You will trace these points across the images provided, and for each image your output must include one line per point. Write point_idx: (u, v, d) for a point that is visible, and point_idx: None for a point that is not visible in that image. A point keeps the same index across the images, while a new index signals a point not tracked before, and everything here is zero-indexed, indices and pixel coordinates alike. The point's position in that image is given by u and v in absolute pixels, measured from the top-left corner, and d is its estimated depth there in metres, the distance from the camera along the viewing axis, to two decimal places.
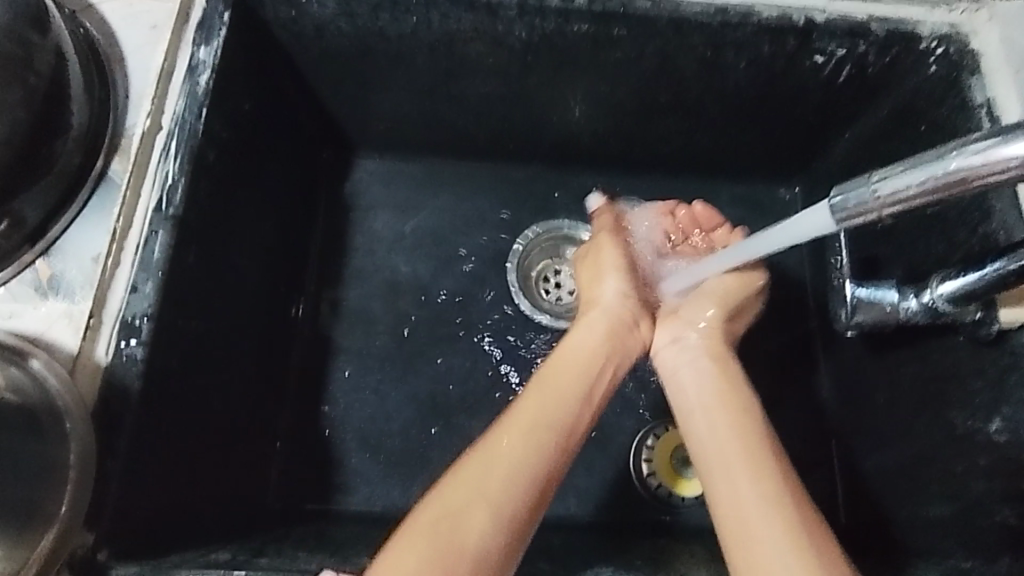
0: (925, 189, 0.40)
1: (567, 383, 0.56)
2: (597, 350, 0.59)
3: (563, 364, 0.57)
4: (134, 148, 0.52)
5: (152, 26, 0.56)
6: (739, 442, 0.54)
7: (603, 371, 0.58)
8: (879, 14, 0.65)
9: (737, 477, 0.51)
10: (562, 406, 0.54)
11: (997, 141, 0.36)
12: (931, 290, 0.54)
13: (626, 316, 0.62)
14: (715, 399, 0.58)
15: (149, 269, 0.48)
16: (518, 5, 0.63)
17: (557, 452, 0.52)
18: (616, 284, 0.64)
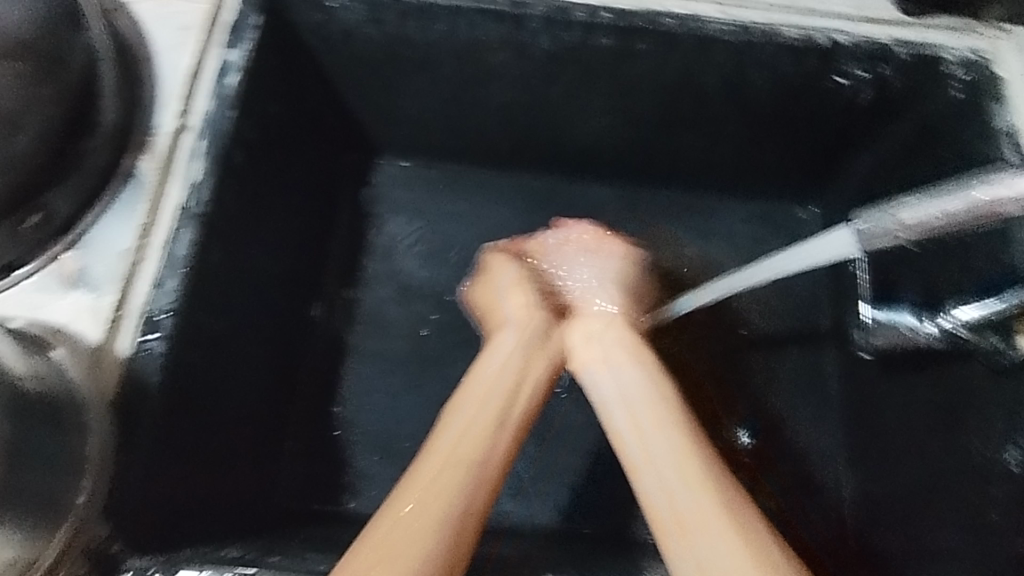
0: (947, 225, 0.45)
1: (482, 409, 0.49)
2: (507, 370, 0.53)
3: (475, 389, 0.51)
4: (162, 147, 0.54)
5: (184, 28, 0.58)
6: (665, 421, 0.50)
7: (522, 386, 0.52)
8: (903, 38, 0.65)
9: (660, 447, 0.48)
10: (478, 435, 0.48)
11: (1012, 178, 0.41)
12: (939, 313, 0.63)
13: (529, 327, 0.59)
14: (637, 394, 0.52)
15: (174, 266, 0.50)
16: (543, 17, 0.64)
17: (482, 485, 0.45)
18: (517, 302, 0.62)
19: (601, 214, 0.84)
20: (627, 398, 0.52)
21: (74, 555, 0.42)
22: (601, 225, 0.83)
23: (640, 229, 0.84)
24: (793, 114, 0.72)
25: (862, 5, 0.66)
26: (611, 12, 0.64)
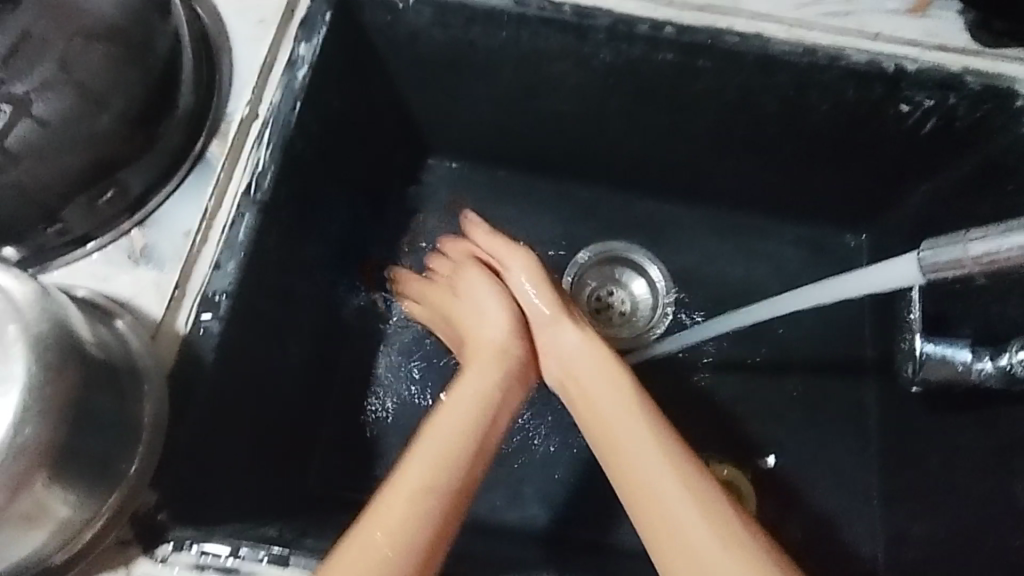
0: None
1: (452, 440, 0.51)
2: (471, 402, 0.54)
3: (447, 421, 0.52)
4: (232, 133, 0.55)
5: (260, 19, 0.59)
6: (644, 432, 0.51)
7: (494, 417, 0.54)
8: (975, 68, 0.64)
9: (629, 447, 0.50)
10: (446, 469, 0.49)
11: None
12: (1011, 354, 0.56)
13: (496, 352, 0.57)
14: (615, 405, 0.53)
15: (233, 249, 0.51)
16: (607, 29, 0.65)
17: (448, 517, 0.47)
18: (499, 319, 0.59)
19: (646, 227, 0.84)
20: (597, 402, 0.54)
21: (125, 518, 0.44)
22: (646, 239, 0.84)
23: (684, 244, 0.84)
24: (852, 140, 0.71)
25: (935, 31, 0.65)
26: (675, 26, 0.64)
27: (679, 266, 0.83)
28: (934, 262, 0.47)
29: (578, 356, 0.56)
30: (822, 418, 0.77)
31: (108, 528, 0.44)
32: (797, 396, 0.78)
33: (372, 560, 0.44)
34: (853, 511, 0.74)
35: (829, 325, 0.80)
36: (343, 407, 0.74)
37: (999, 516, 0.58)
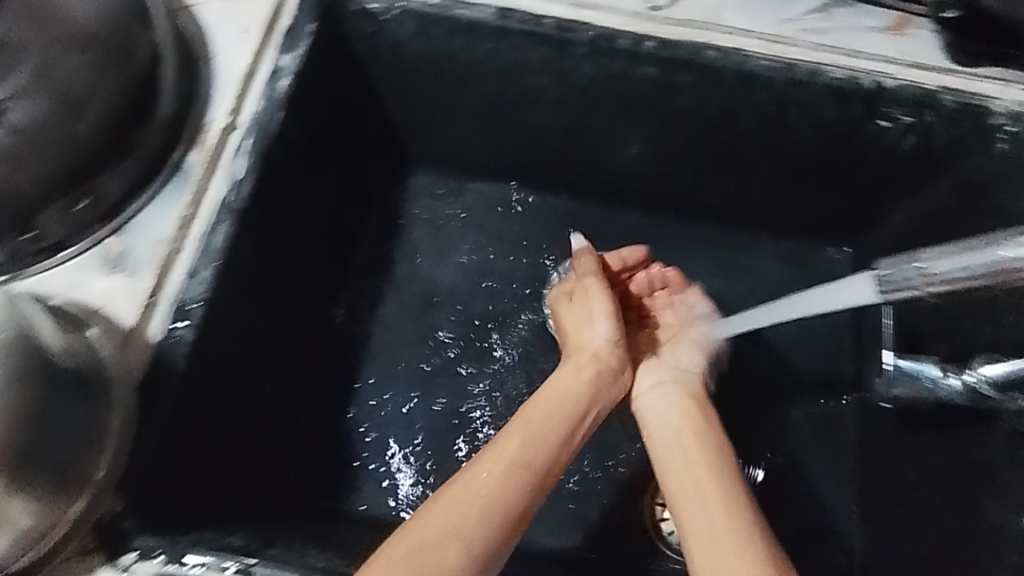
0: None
1: (549, 421, 0.56)
2: (578, 391, 0.60)
3: (547, 404, 0.58)
4: (210, 141, 0.55)
5: (244, 29, 0.60)
6: (710, 468, 0.56)
7: (586, 414, 0.59)
8: (951, 86, 0.65)
9: (694, 477, 0.55)
10: (541, 444, 0.54)
11: None
12: (975, 371, 0.55)
13: (608, 360, 0.64)
14: (692, 444, 0.59)
15: (209, 256, 0.52)
16: (588, 44, 0.65)
17: (534, 486, 0.51)
18: (605, 328, 0.66)
19: (628, 239, 0.84)
20: (676, 448, 0.59)
21: (87, 527, 0.44)
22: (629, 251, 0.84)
23: (666, 256, 0.84)
24: (832, 156, 0.72)
25: (911, 49, 0.66)
26: (656, 41, 0.65)
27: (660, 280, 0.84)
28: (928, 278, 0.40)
29: (671, 398, 0.64)
30: (802, 432, 0.77)
31: (70, 537, 0.43)
32: (776, 409, 0.78)
33: (477, 491, 0.49)
34: (834, 527, 0.73)
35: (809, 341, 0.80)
36: (321, 415, 0.74)
37: (973, 532, 0.58)
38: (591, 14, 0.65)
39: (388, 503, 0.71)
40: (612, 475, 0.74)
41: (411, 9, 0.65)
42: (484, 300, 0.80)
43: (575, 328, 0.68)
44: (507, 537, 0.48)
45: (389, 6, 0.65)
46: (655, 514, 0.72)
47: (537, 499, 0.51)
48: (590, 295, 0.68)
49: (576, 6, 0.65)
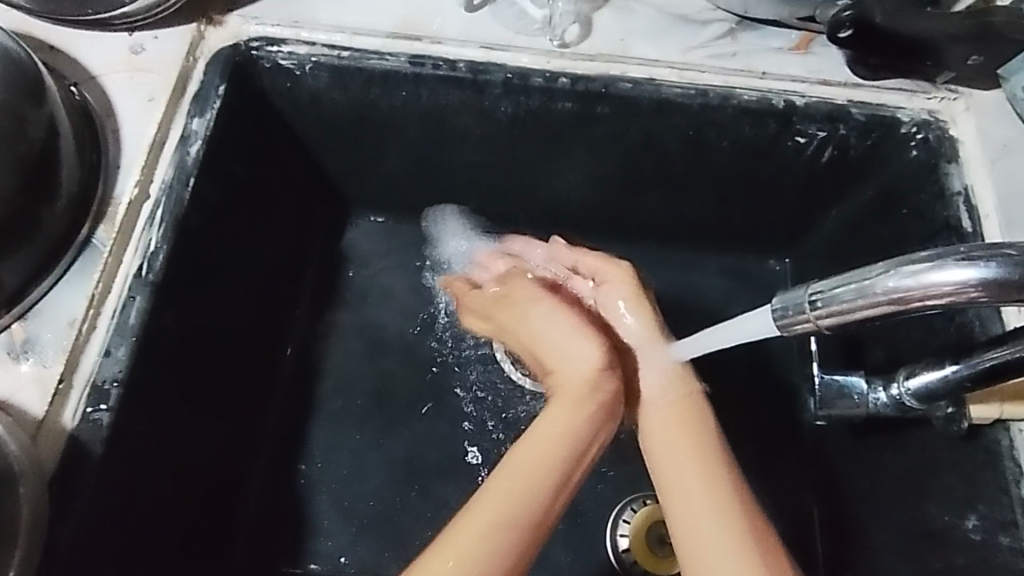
0: (938, 303, 0.37)
1: (536, 469, 0.53)
2: (569, 431, 0.55)
3: (534, 448, 0.55)
4: (120, 216, 0.55)
5: (149, 97, 0.60)
6: (700, 469, 0.54)
7: (581, 454, 0.55)
8: (859, 99, 0.67)
9: (684, 480, 0.53)
10: (529, 498, 0.52)
11: (928, 265, 0.37)
12: (898, 383, 0.55)
13: (604, 385, 0.58)
14: (682, 439, 0.56)
15: (124, 333, 0.51)
16: (502, 84, 0.66)
17: (522, 544, 0.50)
18: (584, 350, 0.59)
19: None
20: (678, 467, 0.54)
21: None
22: None
23: None
24: (757, 175, 0.72)
25: (816, 67, 0.67)
26: (568, 77, 0.66)
27: None
28: (830, 308, 0.41)
29: (667, 405, 0.58)
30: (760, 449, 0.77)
31: None
32: None
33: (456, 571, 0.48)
34: (806, 542, 0.71)
35: (764, 349, 0.77)
36: (267, 477, 0.73)
37: (923, 536, 0.59)
38: (503, 55, 0.66)
39: (342, 560, 0.70)
40: (573, 511, 0.73)
41: (323, 63, 0.65)
42: (430, 341, 0.79)
43: (553, 354, 0.61)
44: None
45: (302, 62, 0.65)
46: (618, 546, 0.72)
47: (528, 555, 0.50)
48: (536, 308, 0.63)
49: (487, 49, 0.66)
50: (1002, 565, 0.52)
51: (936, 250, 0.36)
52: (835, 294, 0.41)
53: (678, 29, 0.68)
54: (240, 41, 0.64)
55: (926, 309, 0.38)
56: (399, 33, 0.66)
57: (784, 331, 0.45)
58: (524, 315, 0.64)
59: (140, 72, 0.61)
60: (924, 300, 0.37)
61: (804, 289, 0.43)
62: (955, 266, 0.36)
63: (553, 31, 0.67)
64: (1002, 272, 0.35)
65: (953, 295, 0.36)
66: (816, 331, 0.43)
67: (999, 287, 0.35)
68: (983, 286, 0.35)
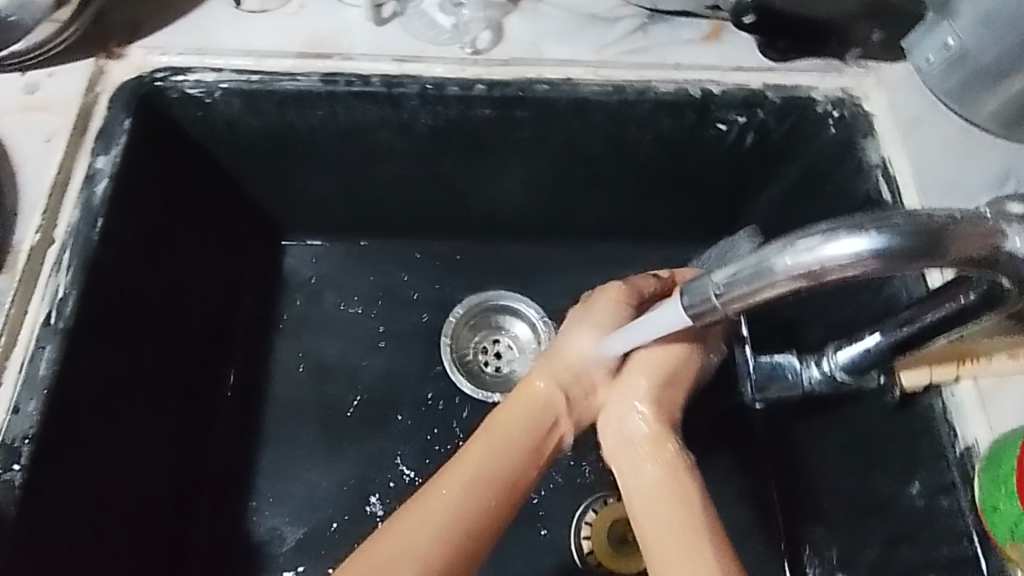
0: (833, 277, 0.37)
1: (509, 439, 0.53)
2: (546, 403, 0.56)
3: (512, 411, 0.55)
4: (22, 264, 0.54)
5: (47, 138, 0.58)
6: (674, 510, 0.51)
7: (555, 427, 0.56)
8: (774, 83, 0.67)
9: (659, 523, 0.51)
10: (502, 458, 0.52)
11: (824, 240, 0.37)
12: (828, 358, 0.55)
13: (587, 380, 0.58)
14: (656, 483, 0.53)
15: (34, 387, 0.51)
16: (418, 95, 0.65)
17: (488, 506, 0.50)
18: (590, 344, 0.58)
19: (514, 274, 0.82)
20: (670, 545, 0.50)
21: None
22: (515, 285, 0.82)
23: (556, 284, 0.82)
24: (684, 166, 0.72)
25: (728, 54, 0.68)
26: (484, 84, 0.65)
27: (555, 308, 0.81)
28: (734, 291, 0.41)
29: (646, 466, 0.54)
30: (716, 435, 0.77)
31: None
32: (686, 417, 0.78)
33: (432, 518, 0.48)
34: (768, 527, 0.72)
35: None
36: (216, 517, 0.70)
37: (872, 506, 0.59)
38: (415, 67, 0.65)
39: None
40: (536, 520, 0.72)
41: (232, 88, 0.63)
42: (375, 362, 0.78)
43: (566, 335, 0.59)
44: (459, 556, 0.48)
45: (210, 88, 0.63)
46: (581, 549, 0.71)
47: (500, 517, 0.50)
48: (604, 307, 0.58)
49: (400, 61, 0.65)
50: (946, 527, 0.52)
51: (828, 225, 0.37)
52: (734, 277, 0.41)
53: (590, 28, 0.68)
54: (143, 72, 0.62)
55: (829, 282, 0.38)
56: (308, 52, 0.64)
57: (695, 319, 0.45)
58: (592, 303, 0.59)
59: (39, 114, 0.59)
60: (823, 274, 0.37)
61: (708, 277, 0.43)
62: (846, 239, 0.36)
63: (463, 39, 0.66)
64: (888, 241, 0.36)
65: (850, 265, 0.36)
66: (725, 316, 0.43)
67: (888, 257, 0.36)
68: (877, 256, 0.36)
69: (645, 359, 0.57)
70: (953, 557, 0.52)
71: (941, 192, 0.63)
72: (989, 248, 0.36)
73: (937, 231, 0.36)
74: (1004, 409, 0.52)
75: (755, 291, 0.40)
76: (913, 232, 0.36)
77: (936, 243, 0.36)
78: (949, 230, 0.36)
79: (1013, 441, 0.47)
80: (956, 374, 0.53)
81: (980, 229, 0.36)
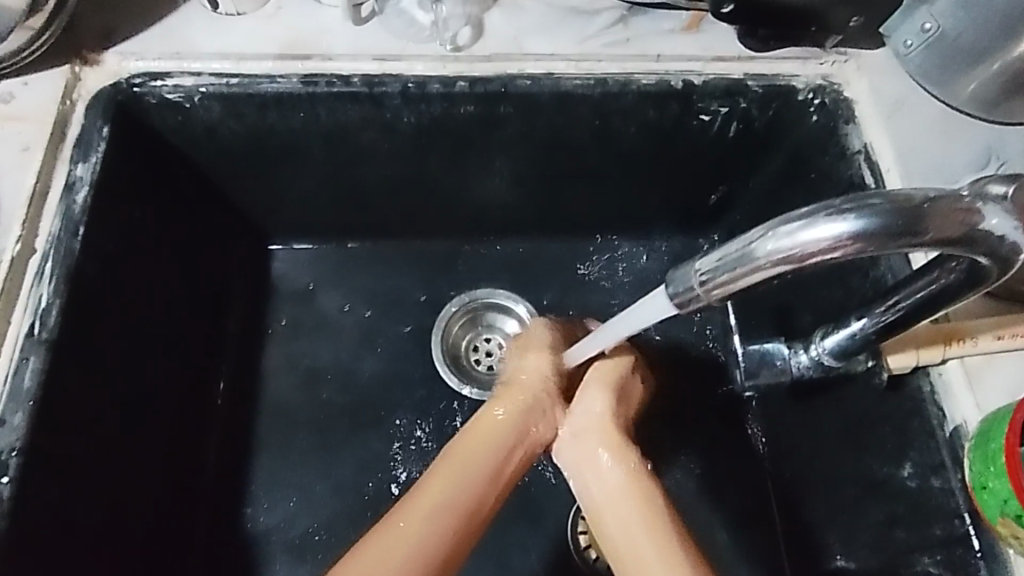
0: (815, 261, 0.38)
1: (474, 461, 0.52)
2: (507, 424, 0.55)
3: (473, 434, 0.54)
4: (3, 275, 0.54)
5: (24, 148, 0.58)
6: (640, 518, 0.50)
7: (517, 447, 0.54)
8: (755, 72, 0.67)
9: (629, 534, 0.50)
10: (464, 481, 0.51)
11: (804, 225, 0.37)
12: (816, 344, 0.56)
13: (543, 399, 0.57)
14: (619, 492, 0.52)
15: (19, 399, 0.50)
16: (400, 94, 0.65)
17: (456, 535, 0.48)
18: (538, 369, 0.59)
19: (503, 271, 0.82)
20: (643, 556, 0.48)
21: None
22: (505, 282, 0.81)
23: (546, 280, 0.82)
24: (669, 157, 0.73)
25: (708, 44, 0.68)
26: (466, 80, 0.65)
27: (545, 304, 0.81)
28: (718, 279, 0.41)
29: (608, 477, 0.53)
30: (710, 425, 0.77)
31: None
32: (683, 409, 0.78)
33: (394, 549, 0.46)
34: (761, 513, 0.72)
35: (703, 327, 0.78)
36: (211, 524, 0.70)
37: (866, 490, 0.60)
38: (396, 66, 0.65)
39: None
40: (533, 516, 0.73)
41: (212, 92, 0.63)
42: (367, 363, 0.77)
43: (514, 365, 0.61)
44: None
45: (189, 92, 0.62)
46: (579, 543, 0.71)
47: (464, 544, 0.49)
48: (543, 340, 0.61)
49: (380, 60, 0.65)
50: (938, 507, 0.53)
51: (808, 209, 0.37)
52: (716, 266, 0.41)
53: (570, 21, 0.68)
54: (120, 78, 0.61)
55: (810, 266, 0.38)
56: (287, 54, 0.64)
57: (680, 309, 0.44)
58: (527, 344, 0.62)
59: (14, 124, 0.59)
60: (804, 259, 0.37)
61: (691, 265, 0.43)
62: (826, 222, 0.37)
63: (444, 36, 0.66)
64: (868, 224, 0.36)
65: (831, 249, 0.37)
66: (710, 304, 0.43)
67: (867, 239, 0.36)
68: (857, 238, 0.36)
69: (597, 372, 0.59)
70: (946, 536, 0.52)
71: (923, 174, 0.63)
72: (968, 227, 0.37)
73: (916, 211, 0.36)
74: (992, 391, 0.53)
75: (738, 279, 0.40)
76: (891, 213, 0.36)
77: (915, 223, 0.36)
78: (928, 209, 0.36)
79: (1003, 417, 0.47)
80: (943, 356, 0.52)
81: (957, 207, 0.36)
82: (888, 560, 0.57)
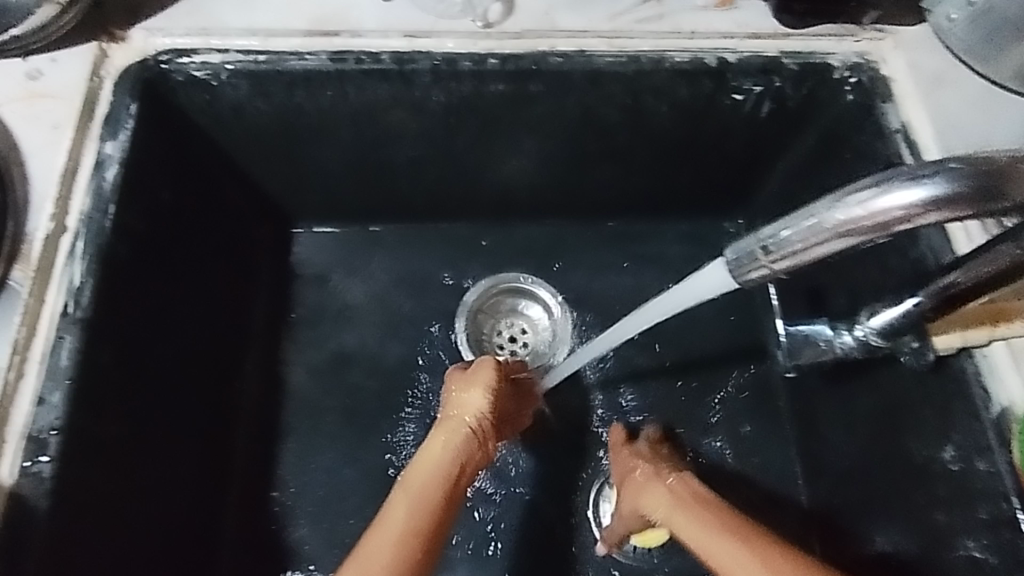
0: (885, 228, 0.37)
1: (425, 491, 0.53)
2: (447, 460, 0.56)
3: (419, 471, 0.55)
4: (37, 254, 0.53)
5: (53, 126, 0.57)
6: (697, 516, 0.55)
7: (461, 482, 0.55)
8: (790, 49, 0.66)
9: (693, 524, 0.55)
10: (414, 513, 0.51)
11: (874, 192, 0.37)
12: (862, 323, 0.57)
13: (479, 431, 0.59)
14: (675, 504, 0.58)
15: (57, 377, 0.50)
16: (430, 71, 0.63)
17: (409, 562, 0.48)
18: (476, 402, 0.61)
19: (530, 254, 0.81)
20: (700, 526, 0.54)
21: None
22: (529, 265, 0.81)
23: (572, 262, 0.81)
24: (700, 136, 0.71)
25: (743, 21, 0.66)
26: (497, 58, 0.63)
27: (571, 287, 0.80)
28: (788, 249, 0.42)
29: (662, 500, 0.59)
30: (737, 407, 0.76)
31: None
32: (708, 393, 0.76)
33: None
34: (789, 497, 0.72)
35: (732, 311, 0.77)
36: (239, 506, 0.70)
37: (903, 470, 0.59)
38: (426, 42, 0.63)
39: None
40: (561, 499, 0.72)
41: (240, 70, 0.62)
42: (391, 346, 0.77)
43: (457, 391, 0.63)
44: None
45: (216, 70, 0.61)
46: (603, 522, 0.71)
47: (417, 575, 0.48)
48: (482, 367, 0.64)
49: (410, 36, 0.63)
50: (981, 490, 0.52)
51: (879, 175, 0.37)
52: (789, 237, 0.41)
53: None
54: (147, 56, 0.60)
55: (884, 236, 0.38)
56: (315, 30, 0.63)
57: (747, 279, 0.46)
58: (468, 371, 0.64)
59: (42, 102, 0.58)
60: (874, 227, 0.37)
61: (757, 235, 0.44)
62: (899, 188, 0.36)
63: (475, 12, 0.65)
64: (946, 187, 0.35)
65: (903, 217, 0.36)
66: (773, 275, 0.45)
67: (945, 205, 0.35)
68: (932, 203, 0.35)
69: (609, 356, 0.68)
70: (991, 520, 0.51)
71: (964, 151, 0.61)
72: None
73: (998, 173, 0.35)
74: None
75: (806, 248, 0.40)
76: (969, 175, 0.35)
77: (996, 187, 0.34)
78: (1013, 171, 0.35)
79: None
80: (990, 337, 0.51)
81: None
82: (924, 542, 0.57)
